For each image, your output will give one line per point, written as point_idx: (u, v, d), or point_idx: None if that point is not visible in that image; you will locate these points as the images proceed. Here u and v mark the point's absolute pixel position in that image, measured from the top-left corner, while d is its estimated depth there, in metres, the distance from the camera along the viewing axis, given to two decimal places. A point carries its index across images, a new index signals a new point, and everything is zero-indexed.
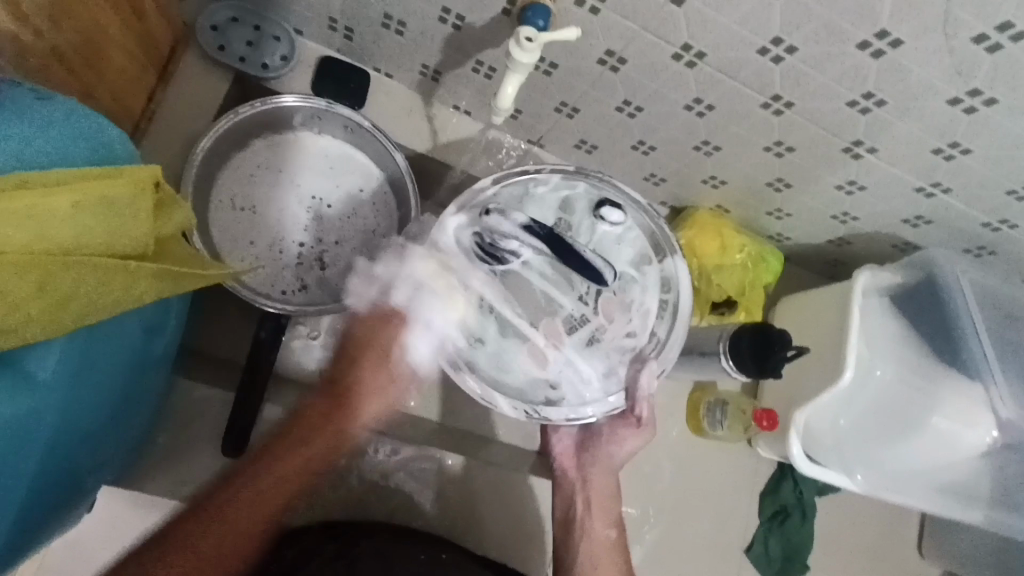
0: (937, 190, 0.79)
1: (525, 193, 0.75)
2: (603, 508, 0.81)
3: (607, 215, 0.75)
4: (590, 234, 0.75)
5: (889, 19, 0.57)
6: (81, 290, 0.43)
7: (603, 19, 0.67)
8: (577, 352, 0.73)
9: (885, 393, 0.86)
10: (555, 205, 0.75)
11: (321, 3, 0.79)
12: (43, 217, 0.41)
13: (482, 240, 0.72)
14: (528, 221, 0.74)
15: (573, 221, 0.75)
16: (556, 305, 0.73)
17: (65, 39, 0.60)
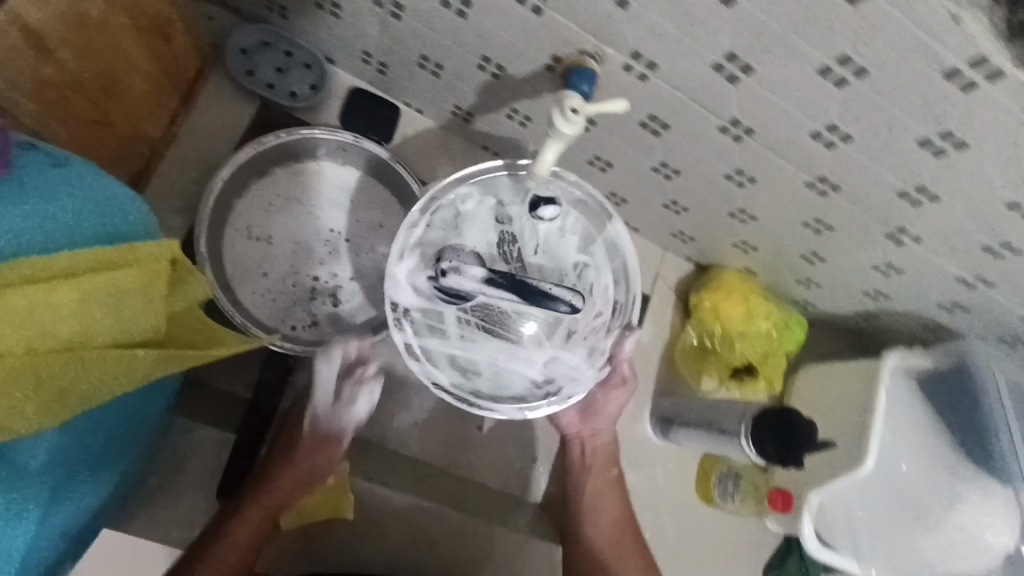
0: (980, 282, 0.75)
1: (456, 216, 0.71)
2: (605, 456, 0.84)
3: (540, 212, 0.72)
4: (527, 241, 0.72)
5: (957, 123, 0.53)
6: (83, 383, 0.41)
7: (650, 86, 0.63)
8: (562, 347, 0.72)
9: (907, 486, 0.82)
10: (484, 226, 0.72)
11: (356, 37, 0.76)
12: (47, 311, 0.40)
13: (431, 288, 0.69)
14: (463, 251, 0.70)
15: (513, 229, 0.72)
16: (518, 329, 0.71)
17: (84, 70, 0.57)
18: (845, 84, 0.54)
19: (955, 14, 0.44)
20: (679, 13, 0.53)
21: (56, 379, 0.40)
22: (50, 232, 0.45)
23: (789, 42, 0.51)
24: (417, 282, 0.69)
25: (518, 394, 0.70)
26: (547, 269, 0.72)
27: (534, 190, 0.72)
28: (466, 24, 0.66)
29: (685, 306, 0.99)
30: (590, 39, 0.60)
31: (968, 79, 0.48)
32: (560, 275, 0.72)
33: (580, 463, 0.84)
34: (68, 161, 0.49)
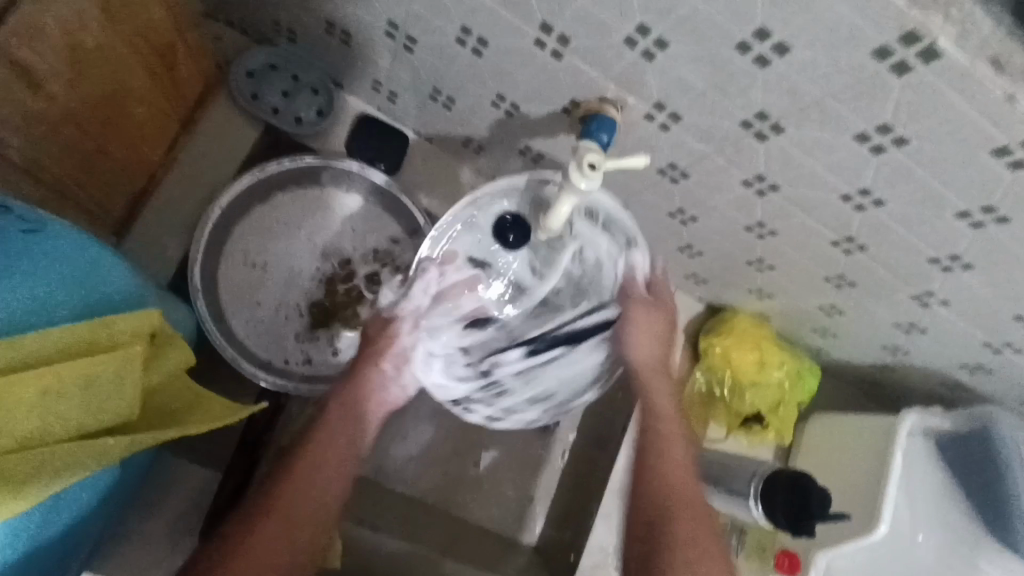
0: (1006, 349, 0.72)
1: (438, 330, 0.74)
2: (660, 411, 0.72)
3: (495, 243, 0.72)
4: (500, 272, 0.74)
5: (1000, 199, 0.50)
6: (44, 476, 0.41)
7: (672, 136, 0.60)
8: (591, 311, 0.76)
9: (916, 555, 0.80)
10: (458, 288, 0.74)
11: (366, 65, 0.73)
12: (2, 408, 0.40)
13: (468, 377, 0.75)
14: (449, 320, 0.74)
15: (491, 287, 0.75)
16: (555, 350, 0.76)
17: (82, 103, 0.55)
18: (882, 151, 0.51)
19: (1008, 93, 0.41)
20: (709, 69, 0.50)
21: (16, 472, 0.40)
22: (21, 310, 0.43)
23: (826, 106, 0.49)
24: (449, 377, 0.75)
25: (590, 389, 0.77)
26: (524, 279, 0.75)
27: (490, 230, 0.72)
28: (482, 62, 0.63)
29: (693, 351, 0.94)
30: (612, 87, 0.57)
31: (1016, 157, 0.46)
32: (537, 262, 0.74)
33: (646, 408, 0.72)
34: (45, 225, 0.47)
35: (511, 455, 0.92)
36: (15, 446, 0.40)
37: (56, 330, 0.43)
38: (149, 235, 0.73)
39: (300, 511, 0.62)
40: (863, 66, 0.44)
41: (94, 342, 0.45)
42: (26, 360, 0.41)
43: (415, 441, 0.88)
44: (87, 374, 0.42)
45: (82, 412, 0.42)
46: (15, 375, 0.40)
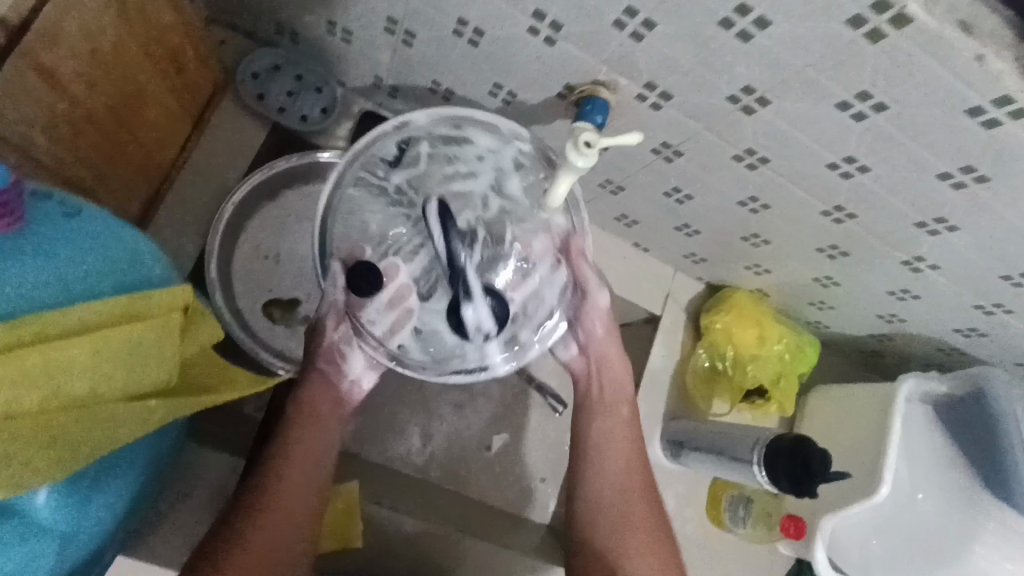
0: (998, 309, 0.74)
1: (416, 336, 0.68)
2: (615, 392, 0.73)
3: (369, 302, 0.67)
4: (401, 285, 0.68)
5: (978, 158, 0.53)
6: (96, 434, 0.43)
7: (664, 115, 0.63)
8: (491, 196, 0.71)
9: (918, 515, 0.83)
10: (405, 301, 0.68)
11: (368, 63, 0.76)
12: (57, 370, 0.41)
13: (496, 317, 0.69)
14: (409, 315, 0.68)
15: (404, 298, 0.68)
16: (461, 248, 0.70)
17: (101, 101, 0.58)
18: (863, 117, 0.53)
19: (977, 53, 0.44)
20: (695, 46, 0.53)
21: (65, 434, 0.41)
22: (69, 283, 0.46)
23: (808, 77, 0.51)
24: (485, 333, 0.69)
25: (524, 297, 0.71)
26: (421, 257, 0.69)
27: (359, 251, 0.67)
28: (479, 53, 0.66)
29: (695, 328, 0.97)
30: (604, 70, 0.60)
31: (990, 116, 0.48)
32: (409, 237, 0.69)
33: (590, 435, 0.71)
34: (79, 210, 0.49)
35: (520, 436, 0.95)
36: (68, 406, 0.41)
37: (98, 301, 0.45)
38: (167, 233, 0.76)
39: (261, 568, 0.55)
40: (838, 36, 0.46)
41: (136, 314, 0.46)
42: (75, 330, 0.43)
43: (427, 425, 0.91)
44: (129, 339, 0.44)
45: (125, 374, 0.44)
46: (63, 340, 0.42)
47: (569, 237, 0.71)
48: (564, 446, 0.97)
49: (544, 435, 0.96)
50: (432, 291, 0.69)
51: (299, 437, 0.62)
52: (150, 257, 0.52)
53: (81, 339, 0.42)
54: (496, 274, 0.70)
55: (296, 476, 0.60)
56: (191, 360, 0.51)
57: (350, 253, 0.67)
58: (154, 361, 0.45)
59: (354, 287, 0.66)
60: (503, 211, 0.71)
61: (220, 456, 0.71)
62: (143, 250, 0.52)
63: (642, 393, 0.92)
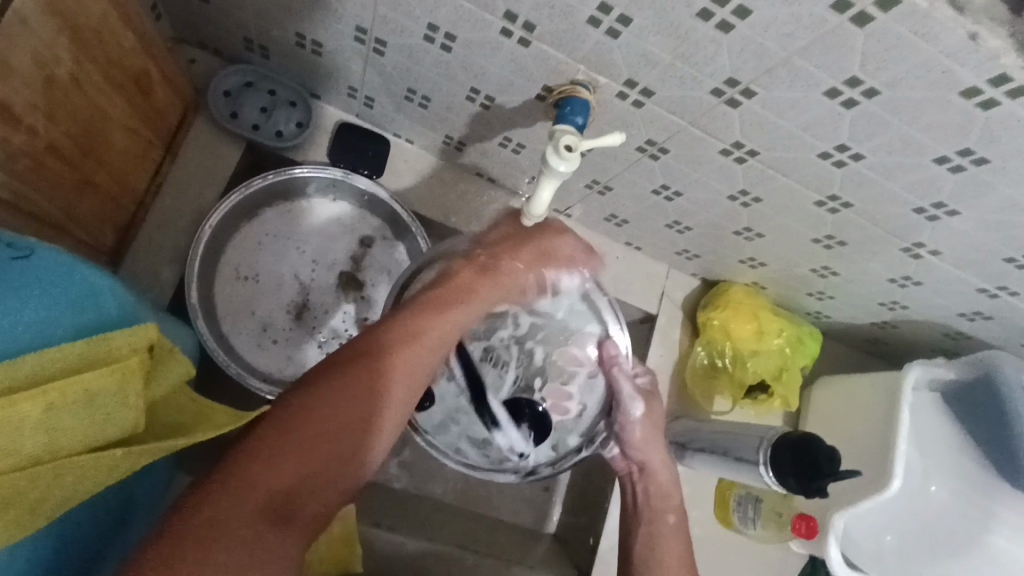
0: (1002, 292, 0.72)
1: (472, 441, 0.76)
2: (665, 499, 0.75)
3: (422, 412, 0.76)
4: (447, 403, 0.77)
5: (976, 140, 0.51)
6: (57, 490, 0.40)
7: (646, 112, 0.61)
8: (527, 310, 0.77)
9: (923, 503, 0.83)
10: (456, 423, 0.77)
11: (341, 74, 0.74)
12: (9, 429, 0.38)
13: (529, 432, 0.76)
14: (453, 432, 0.76)
15: (456, 415, 0.77)
16: (500, 379, 0.77)
17: (60, 130, 0.55)
18: (854, 104, 0.51)
19: (970, 32, 0.42)
20: (675, 39, 0.51)
21: (23, 494, 0.39)
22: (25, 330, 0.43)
23: (794, 65, 0.49)
24: (524, 450, 0.76)
25: (563, 403, 0.77)
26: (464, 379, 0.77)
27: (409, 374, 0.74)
28: (452, 58, 0.63)
29: (692, 325, 0.95)
30: (582, 69, 0.58)
31: (986, 97, 0.46)
32: (452, 367, 0.77)
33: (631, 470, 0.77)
34: (32, 250, 0.46)
35: None
36: (24, 464, 0.39)
37: (54, 350, 0.42)
38: (142, 261, 0.74)
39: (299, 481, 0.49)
40: (823, 21, 0.44)
41: (97, 359, 0.43)
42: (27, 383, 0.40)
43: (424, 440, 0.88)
44: (89, 391, 0.41)
45: (86, 427, 0.41)
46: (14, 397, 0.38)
47: (613, 341, 0.77)
48: None
49: None
50: (477, 416, 0.77)
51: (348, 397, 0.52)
52: (111, 295, 0.50)
53: (34, 396, 0.39)
54: (530, 392, 0.77)
55: (331, 436, 0.50)
56: (162, 400, 0.49)
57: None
58: (119, 412, 0.42)
59: (406, 400, 0.75)
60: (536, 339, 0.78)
61: None
62: (104, 289, 0.50)
63: None
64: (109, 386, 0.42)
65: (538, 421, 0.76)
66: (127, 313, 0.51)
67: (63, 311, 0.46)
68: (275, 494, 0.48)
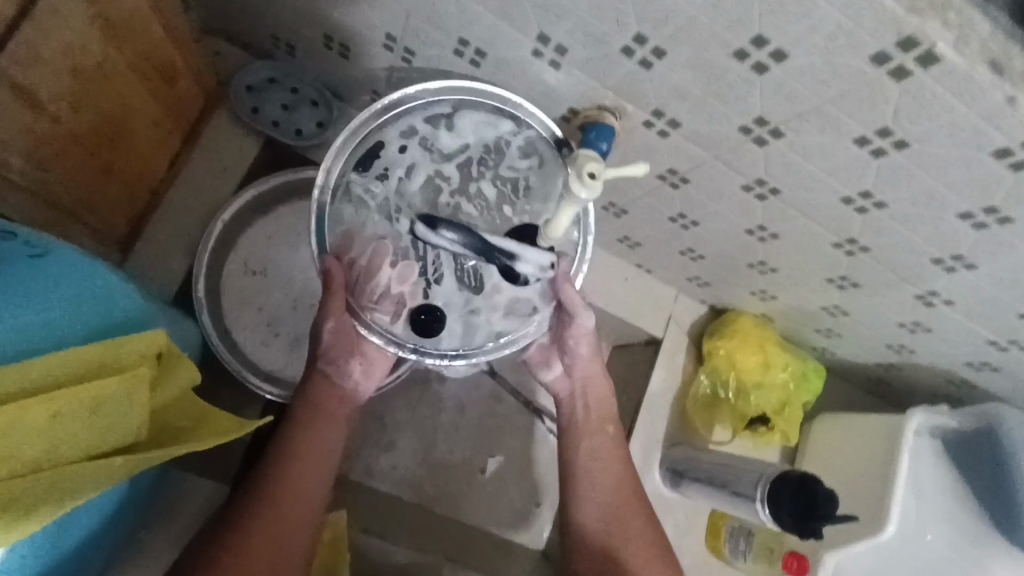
0: (1011, 346, 0.72)
1: (508, 310, 0.61)
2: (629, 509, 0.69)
3: (445, 331, 0.61)
4: (455, 303, 0.60)
5: (1002, 199, 0.50)
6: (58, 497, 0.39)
7: (671, 142, 0.60)
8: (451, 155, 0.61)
9: (928, 555, 0.80)
10: (482, 298, 0.60)
11: (365, 78, 0.74)
12: (15, 433, 0.38)
13: (541, 251, 0.59)
14: (479, 320, 0.61)
15: (474, 301, 0.61)
16: (468, 215, 0.60)
17: (85, 121, 0.55)
18: (882, 154, 0.51)
19: (1008, 95, 0.41)
20: (708, 77, 0.50)
21: (25, 501, 0.38)
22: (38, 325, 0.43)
23: (826, 111, 0.49)
24: (551, 301, 0.63)
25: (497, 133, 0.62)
26: (450, 265, 0.60)
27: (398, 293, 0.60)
28: (480, 73, 0.63)
29: (697, 352, 0.94)
30: (610, 95, 0.57)
31: (1018, 159, 0.46)
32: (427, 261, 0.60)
33: (581, 421, 0.72)
34: (50, 249, 0.47)
35: (516, 459, 0.91)
36: (28, 470, 0.39)
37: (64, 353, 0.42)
38: (154, 251, 0.73)
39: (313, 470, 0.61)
40: (860, 72, 0.44)
41: (105, 366, 0.43)
42: (34, 389, 0.40)
43: (419, 447, 0.87)
44: (97, 397, 0.41)
45: (92, 432, 0.41)
46: (19, 402, 0.38)
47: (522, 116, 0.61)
48: (562, 468, 0.92)
49: (539, 458, 0.92)
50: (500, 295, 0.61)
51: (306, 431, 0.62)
52: (124, 295, 0.50)
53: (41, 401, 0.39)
54: (512, 210, 0.61)
55: (297, 470, 0.60)
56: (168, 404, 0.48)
57: (387, 318, 0.61)
58: (125, 419, 0.42)
59: (418, 331, 0.60)
60: (495, 175, 0.61)
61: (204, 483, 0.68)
62: (117, 288, 0.49)
63: (641, 417, 0.89)
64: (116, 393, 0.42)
65: (527, 236, 0.60)
66: (141, 313, 0.51)
67: (73, 313, 0.45)
68: (303, 491, 0.60)
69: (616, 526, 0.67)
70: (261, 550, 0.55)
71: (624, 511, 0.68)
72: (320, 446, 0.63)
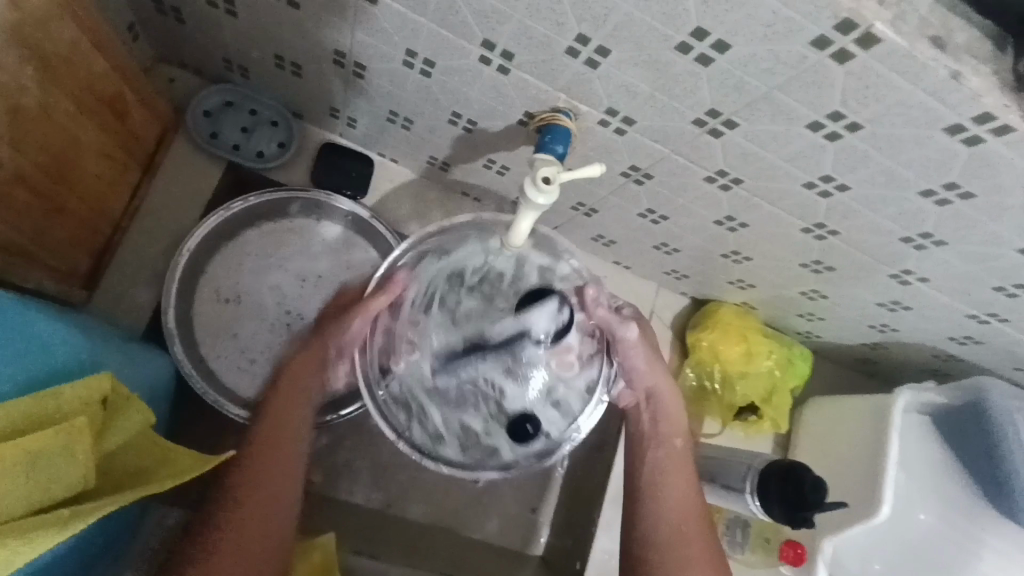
0: (991, 319, 0.71)
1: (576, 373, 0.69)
2: (687, 509, 0.66)
3: (542, 417, 0.68)
4: (530, 392, 0.68)
5: (961, 174, 0.50)
6: None
7: (629, 139, 0.59)
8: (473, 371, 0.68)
9: (924, 535, 0.80)
10: (540, 366, 0.67)
11: (322, 95, 0.73)
12: None
13: (545, 303, 0.65)
14: (558, 393, 0.68)
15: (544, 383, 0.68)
16: (475, 334, 0.68)
17: (28, 161, 0.54)
18: (837, 137, 0.50)
19: (952, 70, 0.41)
20: (654, 73, 0.50)
21: None
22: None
23: (774, 98, 0.48)
24: (599, 337, 0.69)
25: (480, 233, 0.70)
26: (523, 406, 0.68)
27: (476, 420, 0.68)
28: (432, 83, 0.62)
29: (681, 346, 0.93)
30: (563, 97, 0.57)
31: (970, 133, 0.45)
32: (480, 393, 0.68)
33: (650, 432, 0.69)
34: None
35: None
36: None
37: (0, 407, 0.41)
38: (122, 284, 0.73)
39: (273, 480, 0.59)
40: (802, 58, 0.43)
41: (45, 416, 0.42)
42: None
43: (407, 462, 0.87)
44: (36, 447, 0.40)
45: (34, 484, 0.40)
46: None
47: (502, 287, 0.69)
48: (553, 473, 0.91)
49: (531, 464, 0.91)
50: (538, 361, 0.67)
51: (298, 388, 0.62)
52: (65, 341, 0.49)
53: None
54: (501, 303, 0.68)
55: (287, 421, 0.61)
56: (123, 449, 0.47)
57: (464, 433, 0.68)
58: (69, 469, 0.41)
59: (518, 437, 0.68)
60: (496, 278, 0.69)
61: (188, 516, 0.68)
62: (57, 333, 0.49)
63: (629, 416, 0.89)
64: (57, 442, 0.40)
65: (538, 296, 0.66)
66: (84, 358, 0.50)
67: (15, 361, 0.45)
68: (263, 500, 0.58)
69: (674, 535, 0.65)
70: (251, 522, 0.57)
71: (686, 523, 0.66)
72: (313, 398, 0.63)
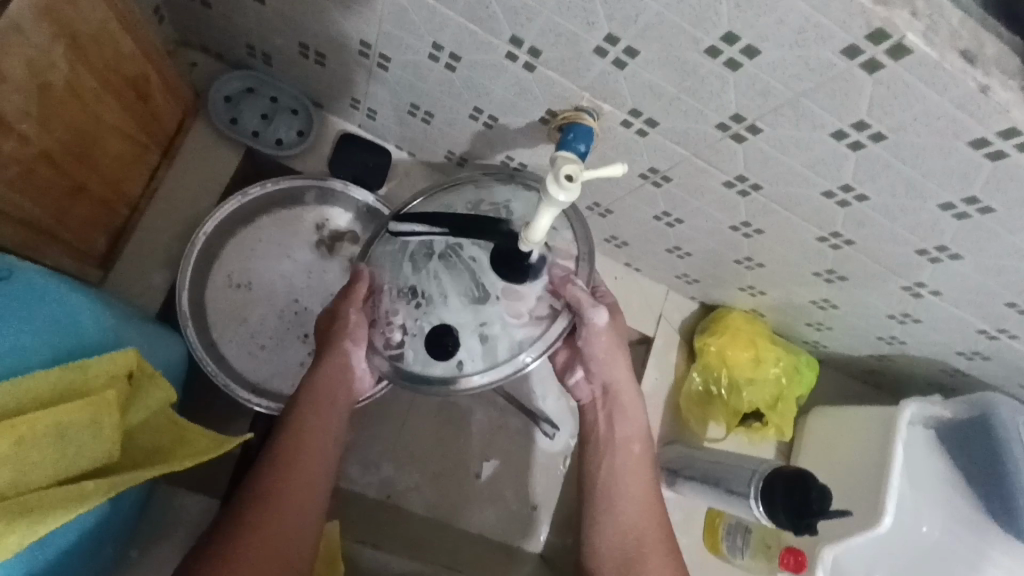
0: (1001, 334, 0.71)
1: (520, 341, 0.60)
2: (652, 518, 0.68)
3: (463, 349, 0.61)
4: (463, 321, 0.61)
5: (982, 188, 0.50)
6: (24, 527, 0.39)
7: (650, 141, 0.60)
8: (414, 290, 0.62)
9: (925, 549, 0.80)
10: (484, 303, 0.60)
11: (344, 86, 0.73)
12: None
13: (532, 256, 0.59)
14: (493, 334, 0.60)
15: (483, 321, 0.60)
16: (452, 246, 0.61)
17: (54, 139, 0.55)
18: (860, 147, 0.50)
19: (981, 84, 0.41)
20: (682, 75, 0.50)
21: None
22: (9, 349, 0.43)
23: (800, 106, 0.48)
24: (560, 304, 0.61)
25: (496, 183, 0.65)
26: (462, 335, 0.61)
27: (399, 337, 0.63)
28: (456, 77, 0.62)
29: (689, 349, 0.94)
30: (587, 96, 0.57)
31: (995, 148, 0.45)
32: (425, 296, 0.62)
33: (605, 436, 0.71)
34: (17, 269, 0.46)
35: (510, 462, 0.90)
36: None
37: (27, 379, 0.41)
38: (137, 266, 0.73)
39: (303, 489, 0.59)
40: (832, 66, 0.44)
41: (71, 389, 0.43)
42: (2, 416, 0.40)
43: (412, 453, 0.87)
44: (60, 422, 0.40)
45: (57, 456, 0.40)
46: None
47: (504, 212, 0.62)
48: (556, 471, 0.92)
49: (534, 461, 0.91)
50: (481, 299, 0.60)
51: (308, 430, 0.62)
52: (89, 314, 0.49)
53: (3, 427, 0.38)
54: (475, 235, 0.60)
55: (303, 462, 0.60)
56: (142, 427, 0.48)
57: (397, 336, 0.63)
58: (90, 444, 0.42)
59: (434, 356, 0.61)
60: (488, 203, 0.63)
61: (195, 498, 0.68)
62: (83, 307, 0.49)
63: None
64: (80, 417, 0.41)
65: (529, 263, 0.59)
66: (108, 332, 0.50)
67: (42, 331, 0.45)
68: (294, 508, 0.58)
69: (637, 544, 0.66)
70: (276, 531, 0.56)
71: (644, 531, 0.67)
72: (325, 438, 0.63)
